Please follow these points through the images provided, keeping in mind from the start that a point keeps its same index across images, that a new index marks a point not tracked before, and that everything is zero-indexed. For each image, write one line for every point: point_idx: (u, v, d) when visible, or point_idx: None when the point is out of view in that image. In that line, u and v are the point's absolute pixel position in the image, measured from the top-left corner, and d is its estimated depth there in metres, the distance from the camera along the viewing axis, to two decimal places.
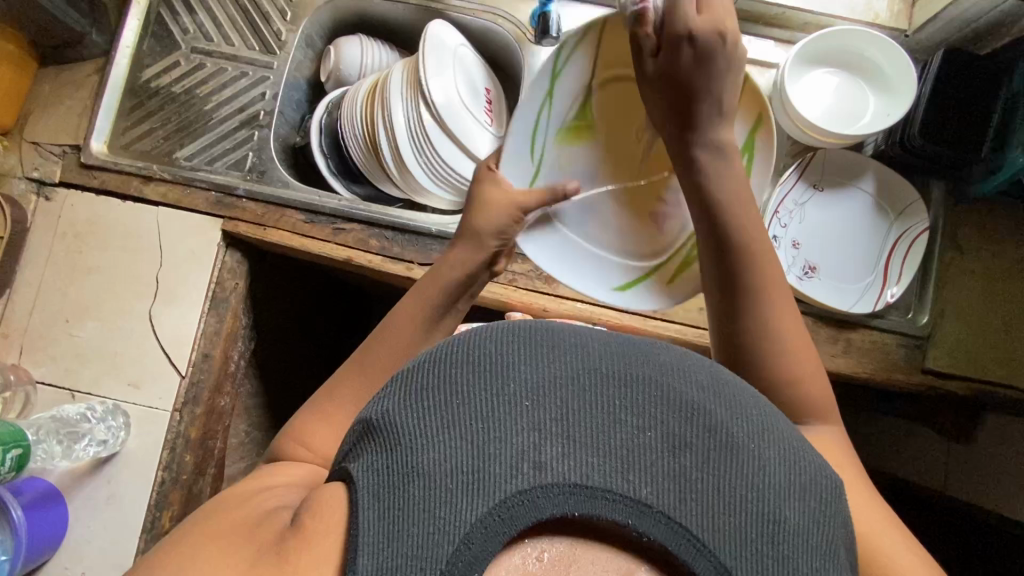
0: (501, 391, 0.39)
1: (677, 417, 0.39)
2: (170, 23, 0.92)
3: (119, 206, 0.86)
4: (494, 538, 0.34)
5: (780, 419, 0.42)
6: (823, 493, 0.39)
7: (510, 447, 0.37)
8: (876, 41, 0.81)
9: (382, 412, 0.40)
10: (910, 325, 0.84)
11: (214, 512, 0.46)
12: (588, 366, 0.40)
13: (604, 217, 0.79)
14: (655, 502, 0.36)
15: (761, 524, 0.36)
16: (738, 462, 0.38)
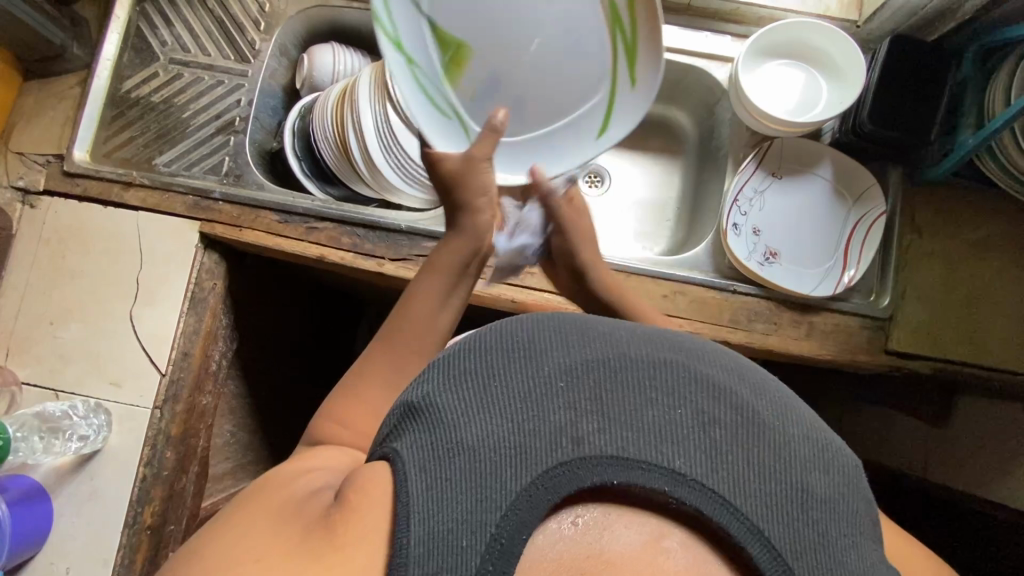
0: (538, 374, 0.43)
1: (705, 395, 0.43)
2: (148, 37, 0.96)
3: (101, 212, 0.90)
4: (538, 505, 0.37)
5: (799, 402, 0.46)
6: (843, 468, 0.43)
7: (550, 423, 0.40)
8: (825, 32, 0.84)
9: (426, 396, 0.44)
10: (872, 307, 0.85)
11: (245, 504, 0.48)
12: (618, 352, 0.44)
13: (535, 97, 0.71)
14: (689, 471, 0.39)
15: (788, 492, 0.39)
16: (761, 436, 0.41)
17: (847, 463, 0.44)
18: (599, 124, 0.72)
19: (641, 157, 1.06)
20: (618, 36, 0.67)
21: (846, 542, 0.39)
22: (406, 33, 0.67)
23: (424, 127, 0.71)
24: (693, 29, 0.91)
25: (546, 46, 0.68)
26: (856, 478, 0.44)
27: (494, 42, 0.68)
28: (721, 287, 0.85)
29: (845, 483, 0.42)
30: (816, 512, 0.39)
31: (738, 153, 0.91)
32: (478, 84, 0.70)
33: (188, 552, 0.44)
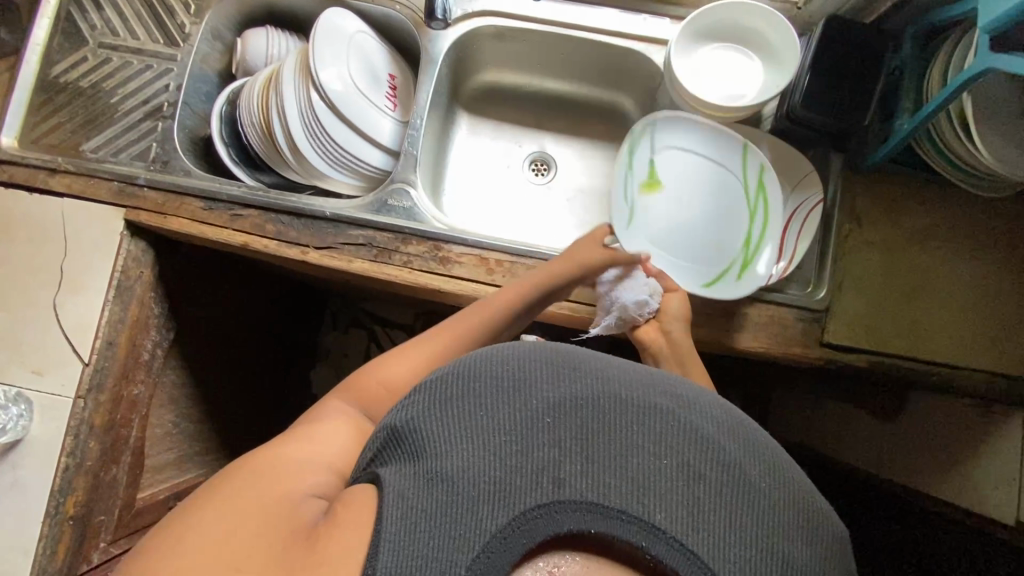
0: (527, 411, 0.44)
1: (691, 448, 0.43)
2: (79, 21, 0.94)
3: (27, 199, 0.88)
4: (513, 545, 0.38)
5: (788, 462, 0.47)
6: (824, 538, 0.43)
7: (535, 462, 0.41)
8: (760, 13, 0.80)
9: (413, 424, 0.45)
10: (808, 300, 0.82)
11: (261, 474, 0.48)
12: (609, 394, 0.45)
13: (672, 243, 0.85)
14: (666, 525, 0.40)
15: (764, 554, 0.40)
16: (743, 496, 0.42)
17: (833, 536, 0.44)
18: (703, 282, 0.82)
19: (589, 145, 1.04)
20: (742, 251, 0.83)
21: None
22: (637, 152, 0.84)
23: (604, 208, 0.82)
24: (627, 11, 0.88)
25: (702, 224, 0.85)
26: (841, 553, 0.44)
27: (675, 195, 0.86)
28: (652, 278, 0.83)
29: (826, 554, 0.43)
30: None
31: None
32: (648, 206, 0.85)
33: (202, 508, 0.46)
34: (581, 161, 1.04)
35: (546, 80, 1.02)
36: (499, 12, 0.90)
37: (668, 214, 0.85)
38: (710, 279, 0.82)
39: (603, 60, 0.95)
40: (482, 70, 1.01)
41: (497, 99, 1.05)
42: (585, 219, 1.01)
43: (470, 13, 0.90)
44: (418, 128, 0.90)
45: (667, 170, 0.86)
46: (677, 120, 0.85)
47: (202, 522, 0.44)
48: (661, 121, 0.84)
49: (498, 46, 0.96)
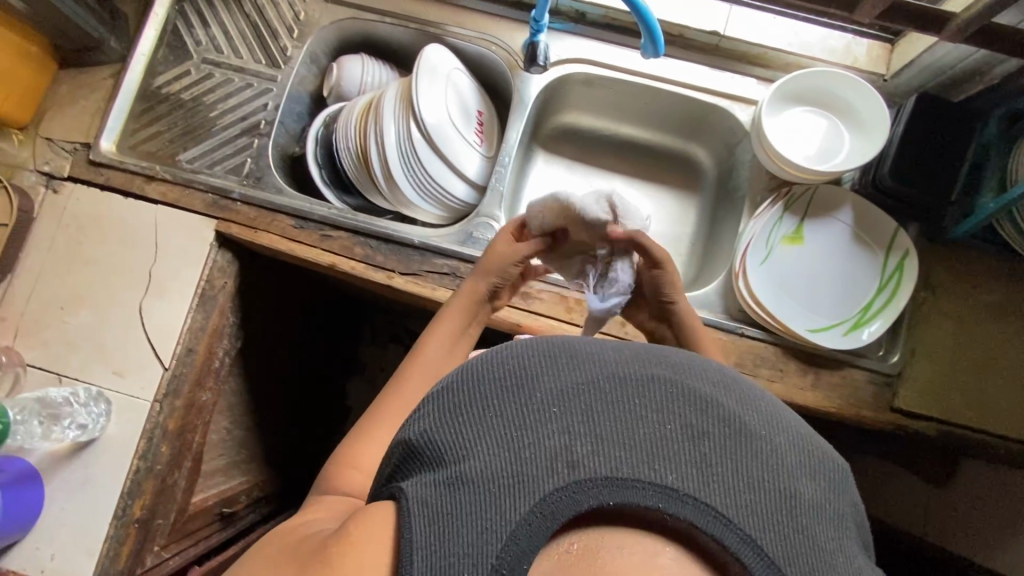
0: (529, 400, 0.41)
1: (694, 409, 0.42)
2: (184, 35, 0.98)
3: (122, 203, 0.91)
4: (538, 534, 0.37)
5: (783, 407, 0.45)
6: (831, 473, 0.42)
7: (544, 449, 0.39)
8: (851, 83, 0.84)
9: (423, 433, 0.43)
10: (880, 363, 0.84)
11: (272, 543, 0.50)
12: (606, 372, 0.43)
13: (798, 294, 0.85)
14: (682, 486, 0.38)
15: (780, 500, 0.39)
16: (752, 447, 0.40)
17: (833, 469, 0.43)
18: (814, 327, 0.84)
19: (659, 191, 1.07)
20: (857, 313, 0.84)
21: (835, 547, 0.39)
22: (787, 210, 0.87)
23: (741, 249, 0.86)
24: (717, 68, 0.91)
25: (829, 284, 0.86)
26: (844, 484, 0.43)
27: (814, 254, 0.86)
28: (730, 329, 0.85)
29: (833, 489, 0.42)
30: (811, 520, 0.39)
31: (755, 196, 0.90)
32: (785, 257, 0.86)
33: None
34: (649, 206, 1.07)
35: (621, 125, 1.05)
36: (592, 61, 0.93)
37: (802, 272, 0.86)
38: (817, 326, 0.84)
39: (684, 113, 0.98)
40: (564, 110, 1.04)
41: (573, 139, 1.08)
42: None
43: (566, 59, 0.93)
44: (506, 166, 0.93)
45: (813, 231, 0.87)
46: (833, 190, 0.86)
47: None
48: (818, 190, 0.86)
49: (585, 91, 0.99)
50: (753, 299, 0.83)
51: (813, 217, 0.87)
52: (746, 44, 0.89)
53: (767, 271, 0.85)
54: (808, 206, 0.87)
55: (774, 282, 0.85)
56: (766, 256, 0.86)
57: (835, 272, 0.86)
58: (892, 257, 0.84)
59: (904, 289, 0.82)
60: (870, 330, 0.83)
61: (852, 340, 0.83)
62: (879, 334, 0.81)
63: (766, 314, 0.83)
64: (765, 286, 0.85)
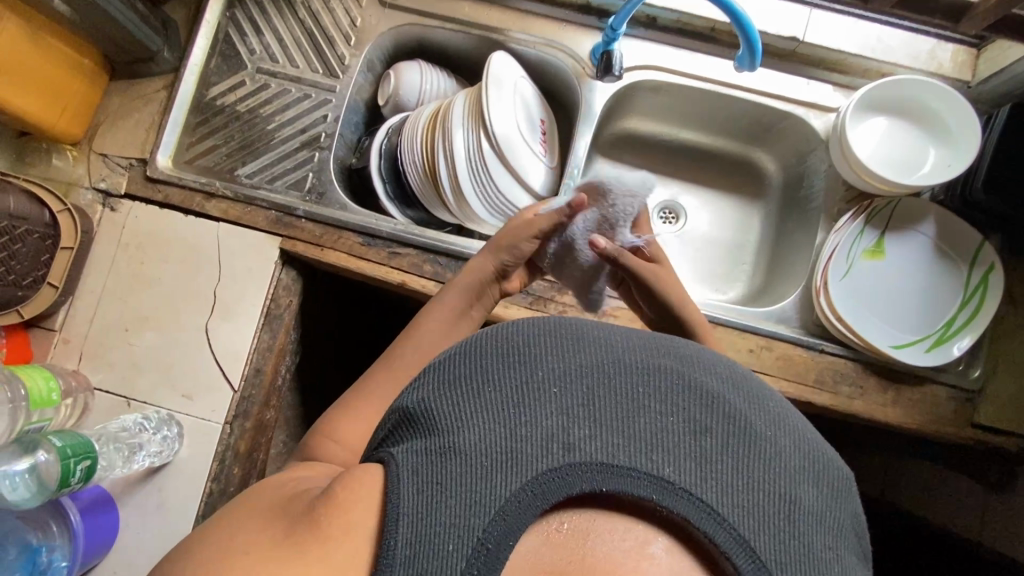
0: (531, 378, 0.41)
1: (701, 404, 0.41)
2: (237, 44, 0.94)
3: (182, 221, 0.88)
4: (528, 510, 0.37)
5: (795, 413, 0.44)
6: (835, 483, 0.41)
7: (542, 428, 0.39)
8: (938, 92, 0.82)
9: (422, 402, 0.43)
10: (961, 378, 0.83)
11: (254, 494, 0.48)
12: (612, 359, 0.43)
13: (878, 310, 0.84)
14: (677, 479, 0.38)
15: (777, 502, 0.38)
16: (756, 447, 0.40)
17: (837, 477, 0.42)
18: (894, 342, 0.82)
19: (719, 197, 1.05)
20: (940, 328, 0.83)
21: (830, 556, 0.38)
22: (868, 225, 0.85)
23: (823, 263, 0.84)
24: (793, 75, 0.89)
25: (909, 299, 0.84)
26: (846, 493, 0.42)
27: (894, 269, 0.85)
28: (808, 345, 0.84)
29: (834, 497, 0.41)
30: (806, 523, 0.38)
31: (833, 208, 0.88)
32: (865, 272, 0.85)
33: (208, 525, 0.45)
34: (709, 213, 1.04)
35: (683, 130, 1.03)
36: (662, 68, 0.90)
37: (881, 288, 0.85)
38: (899, 342, 0.83)
39: (753, 119, 0.95)
40: (627, 116, 1.01)
41: (632, 145, 1.05)
42: (712, 272, 1.01)
43: (637, 66, 0.90)
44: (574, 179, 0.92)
45: (894, 245, 0.85)
46: (919, 204, 0.84)
47: (213, 533, 0.43)
48: (903, 203, 0.84)
49: (651, 98, 0.96)
50: (834, 314, 0.82)
51: (895, 231, 0.85)
52: (824, 50, 0.86)
53: (849, 286, 0.84)
54: (889, 220, 0.85)
55: (854, 297, 0.84)
56: (846, 271, 0.84)
57: (915, 286, 0.84)
58: (975, 271, 0.83)
59: (988, 306, 0.81)
60: (952, 343, 0.82)
61: (936, 356, 0.82)
62: (964, 351, 0.80)
63: (850, 331, 0.82)
64: (845, 300, 0.83)
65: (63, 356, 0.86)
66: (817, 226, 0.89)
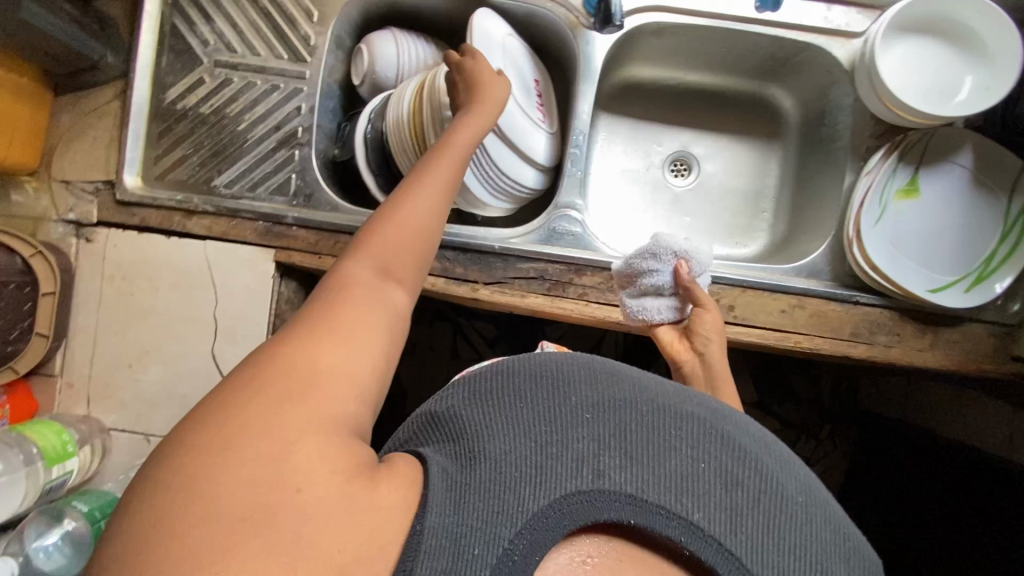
0: (567, 405, 0.44)
1: (731, 456, 0.44)
2: (187, 35, 0.84)
3: (165, 244, 0.82)
4: (555, 528, 0.38)
5: (817, 486, 0.48)
6: (857, 562, 0.44)
7: (575, 453, 0.41)
8: (975, 6, 0.74)
9: (454, 413, 0.45)
10: (999, 314, 0.80)
11: (257, 412, 0.39)
12: (647, 399, 0.46)
13: (914, 254, 0.79)
14: (707, 525, 0.40)
15: (799, 566, 0.41)
16: (782, 508, 0.43)
17: (861, 558, 0.45)
18: (933, 285, 0.79)
19: (733, 142, 0.97)
20: (979, 266, 0.79)
21: None
22: (901, 163, 0.79)
23: (857, 209, 0.79)
24: (810, 1, 0.80)
25: (947, 237, 0.79)
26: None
27: (930, 207, 0.79)
28: (842, 299, 0.80)
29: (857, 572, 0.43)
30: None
31: (861, 146, 0.81)
32: (902, 214, 0.80)
33: (216, 428, 0.38)
34: (724, 160, 0.97)
35: (688, 72, 0.94)
36: (667, 8, 0.81)
37: (918, 229, 0.79)
38: (937, 286, 0.79)
39: (768, 54, 0.86)
40: (627, 65, 0.92)
41: (635, 95, 0.96)
42: (730, 224, 0.96)
43: (638, 8, 0.81)
44: (579, 147, 0.84)
45: (930, 180, 0.79)
46: (956, 132, 0.78)
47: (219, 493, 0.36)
48: (936, 134, 0.78)
49: (653, 43, 0.87)
50: (872, 264, 0.77)
51: (930, 165, 0.79)
52: None
53: (886, 230, 0.79)
54: (922, 155, 0.79)
55: (890, 242, 0.79)
56: (879, 214, 0.79)
57: (952, 223, 0.79)
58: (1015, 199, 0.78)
59: None
60: (994, 279, 0.78)
61: (977, 295, 0.78)
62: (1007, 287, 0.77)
63: (888, 280, 0.77)
64: (882, 247, 0.78)
65: (70, 402, 0.82)
66: (843, 167, 0.83)
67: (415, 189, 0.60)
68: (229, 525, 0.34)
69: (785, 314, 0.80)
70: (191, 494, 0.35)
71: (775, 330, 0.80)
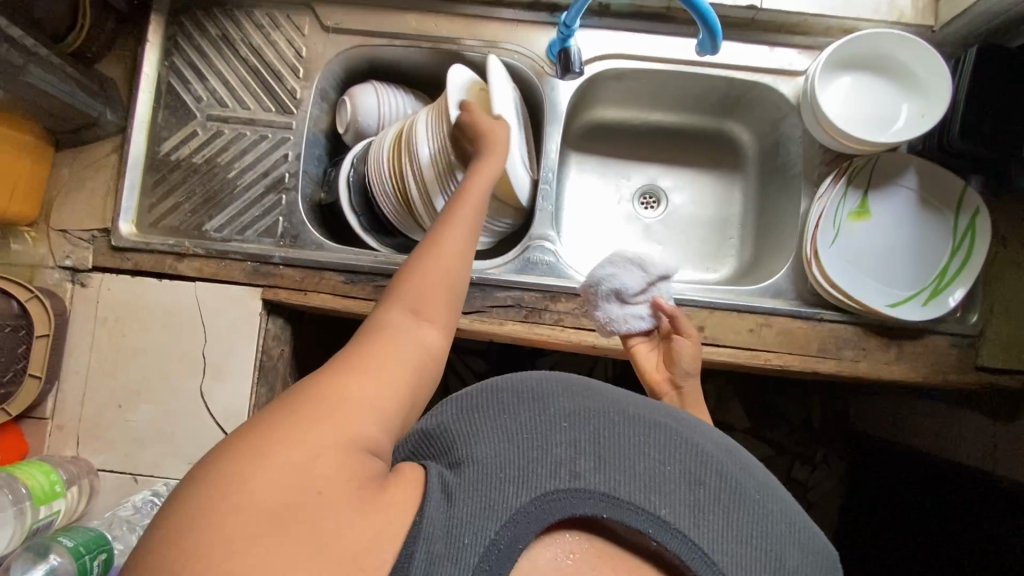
0: (545, 413, 0.48)
1: (694, 458, 0.49)
2: (182, 93, 0.90)
3: (157, 286, 0.86)
4: (535, 521, 0.42)
5: (774, 483, 0.52)
6: (811, 547, 0.48)
7: (554, 455, 0.45)
8: (904, 42, 0.80)
9: (442, 423, 0.49)
10: (960, 325, 0.83)
11: (291, 434, 0.42)
12: (618, 408, 0.50)
13: (870, 272, 0.83)
14: (673, 519, 0.44)
15: (760, 557, 0.45)
16: (739, 504, 0.47)
17: (818, 548, 0.49)
18: (891, 300, 0.82)
19: (698, 174, 1.03)
20: (933, 280, 0.83)
21: None
22: (850, 188, 0.84)
23: (812, 232, 0.83)
24: (755, 44, 0.87)
25: (900, 254, 0.84)
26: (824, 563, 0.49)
27: (881, 227, 0.84)
28: (806, 316, 0.83)
29: (812, 561, 0.48)
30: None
31: (813, 173, 0.87)
32: (856, 235, 0.84)
33: (253, 441, 0.42)
34: (690, 191, 1.02)
35: (651, 112, 1.00)
36: (624, 55, 0.88)
37: (872, 248, 0.84)
38: (895, 300, 0.83)
39: (721, 92, 0.93)
40: (593, 106, 0.99)
41: (604, 134, 1.03)
42: (700, 251, 1.00)
43: (597, 56, 0.88)
44: (549, 183, 0.90)
45: (879, 202, 0.84)
46: (899, 157, 0.83)
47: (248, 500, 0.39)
48: (880, 159, 0.83)
49: (615, 86, 0.94)
50: (830, 282, 0.81)
51: (878, 188, 0.84)
52: (783, 14, 0.84)
53: (842, 251, 0.83)
54: (869, 180, 0.84)
55: (846, 261, 0.83)
56: (834, 236, 0.84)
57: (904, 241, 0.84)
58: (962, 215, 0.82)
59: (982, 253, 0.80)
60: (948, 293, 0.82)
61: (933, 308, 0.82)
62: (960, 299, 0.80)
63: (846, 297, 0.81)
64: (838, 265, 0.83)
65: (60, 443, 0.84)
66: (799, 193, 0.88)
67: (442, 235, 0.63)
68: (257, 525, 0.38)
69: (753, 332, 0.83)
70: (226, 488, 0.39)
71: (744, 348, 0.83)
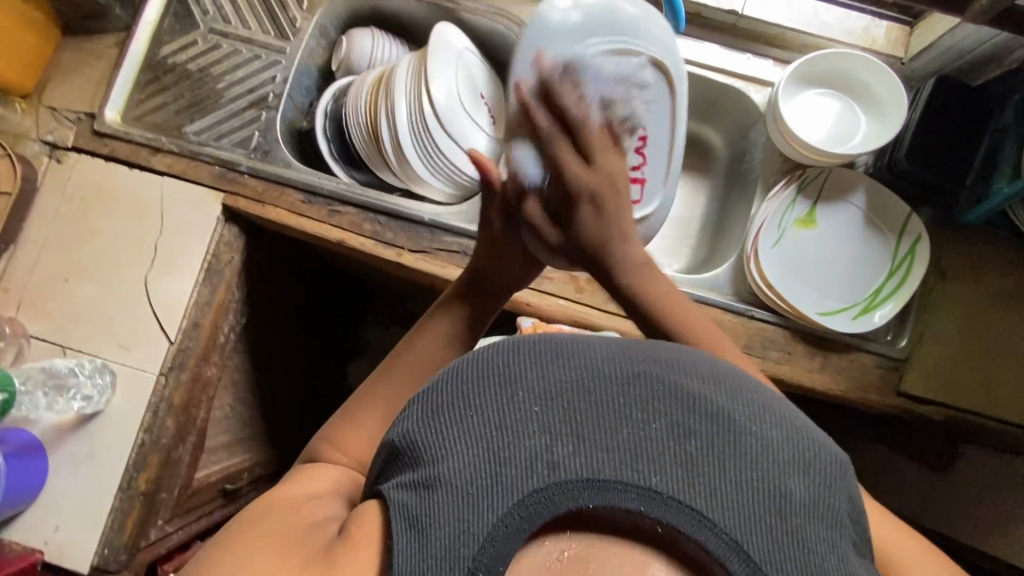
0: (512, 399, 0.37)
1: (679, 405, 0.37)
2: (191, 4, 0.96)
3: (127, 175, 0.89)
4: (516, 538, 0.33)
5: (779, 402, 0.40)
6: (823, 467, 0.37)
7: (523, 449, 0.35)
8: (867, 64, 0.84)
9: (406, 434, 0.39)
10: (889, 347, 0.83)
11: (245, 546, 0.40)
12: (589, 366, 0.38)
13: (807, 279, 0.85)
14: (664, 487, 0.34)
15: (765, 498, 0.34)
16: (733, 439, 0.36)
17: (831, 460, 0.38)
18: (822, 309, 0.84)
19: None
20: (867, 297, 0.84)
21: (825, 548, 0.34)
22: (799, 200, 0.87)
23: (754, 234, 0.85)
24: (732, 48, 0.91)
25: (838, 268, 0.86)
26: (840, 476, 0.38)
27: (824, 241, 0.86)
28: (738, 311, 0.84)
29: (826, 486, 0.37)
30: (796, 519, 0.34)
31: (768, 179, 0.90)
32: (801, 244, 0.86)
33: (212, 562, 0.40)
34: None
35: None
36: None
37: (811, 257, 0.86)
38: (827, 310, 0.84)
39: (697, 93, 0.97)
40: None
41: None
42: (656, 245, 1.02)
43: None
44: None
45: (826, 215, 0.87)
46: (851, 176, 0.85)
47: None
48: (831, 175, 0.86)
49: None
50: (765, 280, 0.83)
51: (826, 202, 0.87)
52: (762, 24, 0.90)
53: (782, 254, 0.86)
54: (819, 194, 0.87)
55: (784, 265, 0.85)
56: (778, 240, 0.86)
57: (844, 256, 0.86)
58: (904, 239, 0.84)
59: (918, 275, 0.82)
60: (878, 311, 0.83)
61: (861, 324, 0.83)
62: (886, 318, 0.81)
63: (778, 297, 0.83)
64: (775, 267, 0.85)
65: (3, 304, 0.86)
66: (753, 196, 0.91)
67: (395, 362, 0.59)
68: None
69: None
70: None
71: None
